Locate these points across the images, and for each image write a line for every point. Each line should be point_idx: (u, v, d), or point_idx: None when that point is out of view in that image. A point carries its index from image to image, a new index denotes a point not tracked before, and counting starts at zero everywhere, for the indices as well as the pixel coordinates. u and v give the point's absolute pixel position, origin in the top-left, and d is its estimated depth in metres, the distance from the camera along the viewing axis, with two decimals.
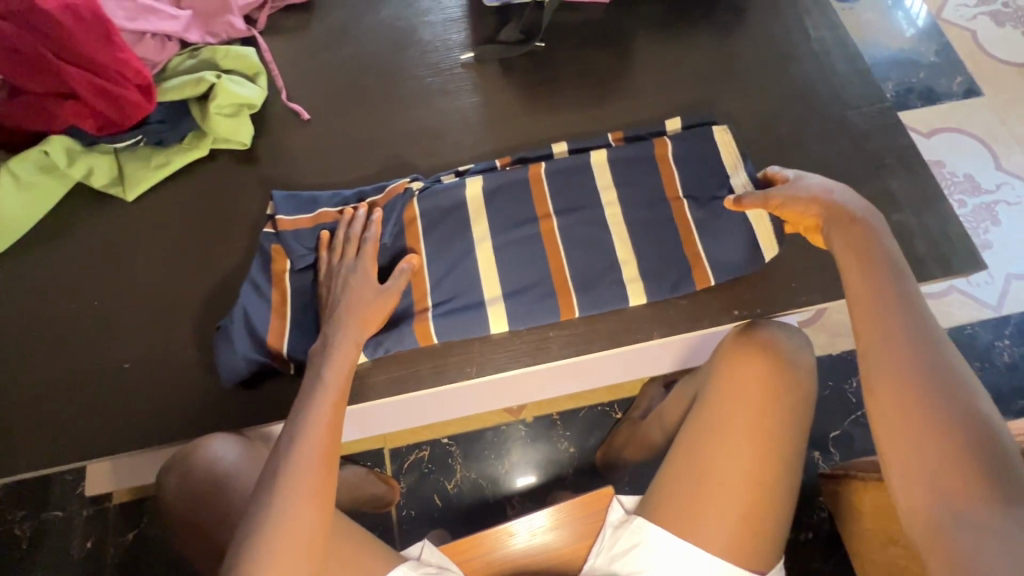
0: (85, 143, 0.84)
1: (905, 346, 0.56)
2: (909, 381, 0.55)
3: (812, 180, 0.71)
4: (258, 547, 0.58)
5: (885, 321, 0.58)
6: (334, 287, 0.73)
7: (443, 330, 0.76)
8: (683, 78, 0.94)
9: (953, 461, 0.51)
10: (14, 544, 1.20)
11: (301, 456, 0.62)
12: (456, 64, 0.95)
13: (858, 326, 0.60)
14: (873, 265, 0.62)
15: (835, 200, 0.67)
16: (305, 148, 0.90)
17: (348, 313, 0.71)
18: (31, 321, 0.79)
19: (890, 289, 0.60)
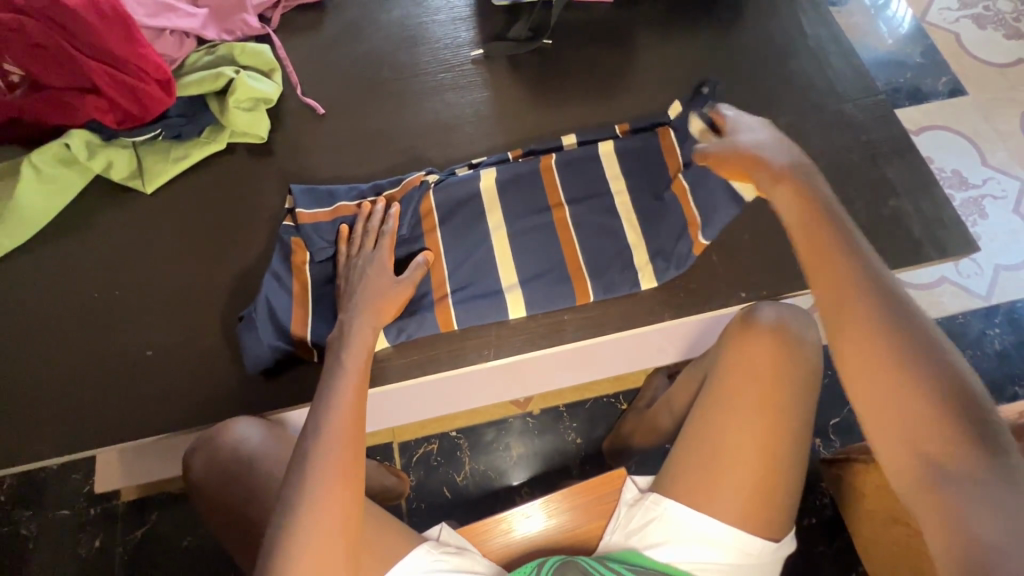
0: (105, 137, 0.85)
1: (869, 310, 0.55)
2: (879, 345, 0.54)
3: (747, 134, 0.71)
4: (297, 521, 0.58)
5: (844, 288, 0.57)
6: (352, 277, 0.75)
7: (463, 317, 0.78)
8: (686, 74, 0.98)
9: (932, 419, 0.50)
10: (20, 544, 1.19)
11: (328, 434, 0.62)
12: (466, 61, 0.98)
13: (821, 296, 0.58)
14: (822, 226, 0.60)
15: (774, 153, 0.68)
16: (321, 142, 0.92)
17: (368, 301, 0.73)
18: (53, 311, 0.80)
19: (846, 251, 0.58)
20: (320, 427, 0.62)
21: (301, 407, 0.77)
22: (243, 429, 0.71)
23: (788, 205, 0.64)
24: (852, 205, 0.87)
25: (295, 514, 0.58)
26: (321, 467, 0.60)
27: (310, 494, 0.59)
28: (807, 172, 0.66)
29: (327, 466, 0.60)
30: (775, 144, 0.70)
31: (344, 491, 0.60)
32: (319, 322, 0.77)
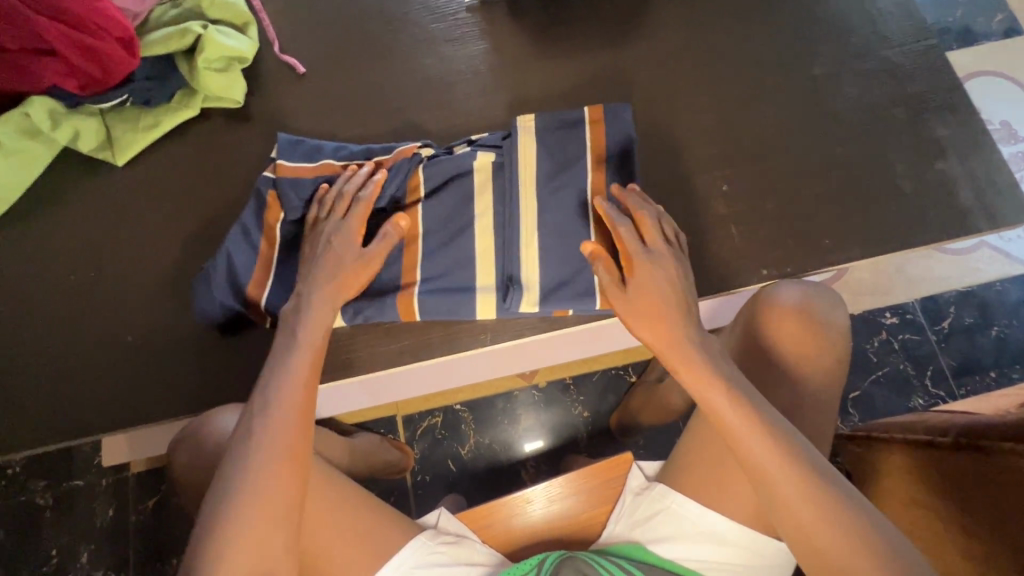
0: (69, 105, 0.79)
1: (778, 452, 0.57)
2: (793, 477, 0.57)
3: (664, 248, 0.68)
4: (239, 511, 0.56)
5: (750, 433, 0.59)
6: (316, 245, 0.69)
7: (427, 307, 0.71)
8: (709, 18, 0.86)
9: (841, 535, 0.55)
10: (38, 513, 1.22)
11: (281, 420, 0.59)
12: (460, 8, 0.88)
13: (726, 428, 0.60)
14: (687, 355, 0.64)
15: (665, 271, 0.67)
16: (304, 105, 0.84)
17: (326, 273, 0.66)
18: (27, 293, 0.76)
19: (729, 392, 0.61)
20: (266, 407, 0.60)
21: None
22: (225, 420, 0.68)
23: (665, 331, 0.65)
24: (893, 168, 0.78)
25: (233, 507, 0.56)
26: (268, 447, 0.58)
27: (251, 477, 0.57)
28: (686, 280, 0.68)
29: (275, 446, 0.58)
30: (678, 275, 0.67)
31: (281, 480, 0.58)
32: None
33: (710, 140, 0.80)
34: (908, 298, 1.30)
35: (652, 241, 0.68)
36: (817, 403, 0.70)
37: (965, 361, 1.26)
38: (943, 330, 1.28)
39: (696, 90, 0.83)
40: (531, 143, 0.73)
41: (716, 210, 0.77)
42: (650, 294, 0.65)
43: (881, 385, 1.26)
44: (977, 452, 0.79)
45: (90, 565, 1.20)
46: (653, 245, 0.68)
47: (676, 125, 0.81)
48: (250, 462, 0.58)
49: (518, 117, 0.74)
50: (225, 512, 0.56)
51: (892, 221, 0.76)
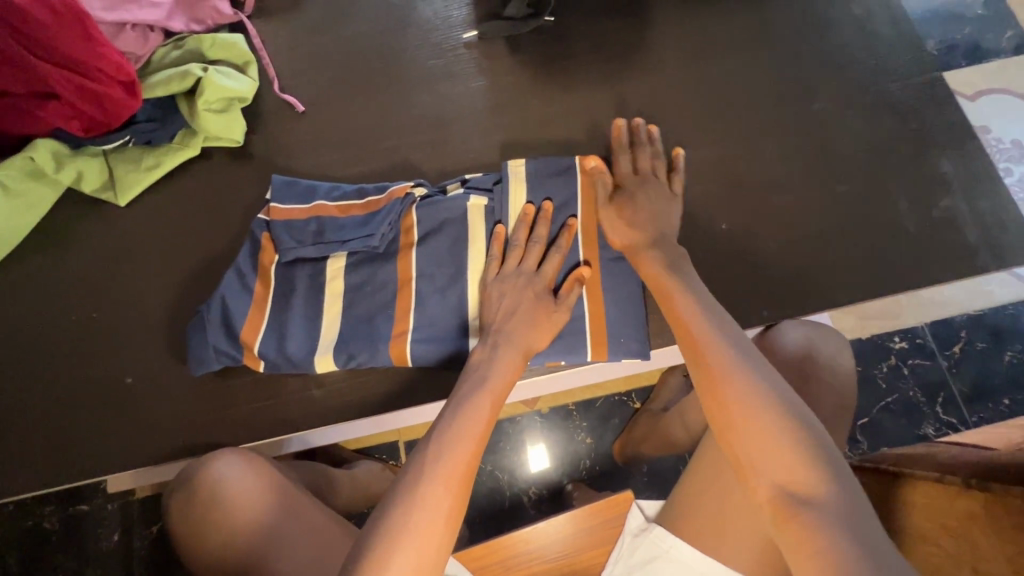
0: (73, 146, 0.80)
1: (737, 369, 0.58)
2: (746, 392, 0.57)
3: (654, 181, 0.76)
4: (393, 550, 0.53)
5: (711, 348, 0.60)
6: (511, 294, 0.69)
7: (419, 355, 0.71)
8: (708, 52, 0.86)
9: (788, 454, 0.53)
10: (44, 538, 1.24)
11: (449, 461, 0.58)
12: (458, 44, 0.88)
13: (692, 346, 0.62)
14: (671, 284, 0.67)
15: (646, 194, 0.74)
16: (302, 143, 0.84)
17: (529, 324, 0.67)
18: (22, 336, 0.76)
19: (700, 316, 0.63)
20: (444, 446, 0.59)
21: (281, 438, 0.72)
22: (224, 466, 0.66)
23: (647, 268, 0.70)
24: (896, 205, 0.76)
25: (387, 541, 0.53)
26: (434, 486, 0.56)
27: (409, 511, 0.55)
28: (664, 201, 0.75)
29: (442, 491, 0.56)
30: (659, 198, 0.75)
31: (448, 528, 0.55)
32: (297, 349, 0.71)
33: (709, 176, 0.79)
34: (917, 322, 1.27)
35: (643, 173, 0.76)
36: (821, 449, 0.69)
37: (976, 388, 1.23)
38: (954, 355, 1.25)
39: (694, 125, 0.82)
40: (523, 187, 0.74)
41: (715, 249, 0.76)
42: (628, 211, 0.73)
43: (890, 412, 1.23)
44: (987, 493, 0.76)
45: None
46: (645, 173, 0.76)
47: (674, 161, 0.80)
48: (416, 495, 0.56)
49: (507, 162, 0.76)
50: (376, 552, 0.53)
51: (896, 259, 0.75)
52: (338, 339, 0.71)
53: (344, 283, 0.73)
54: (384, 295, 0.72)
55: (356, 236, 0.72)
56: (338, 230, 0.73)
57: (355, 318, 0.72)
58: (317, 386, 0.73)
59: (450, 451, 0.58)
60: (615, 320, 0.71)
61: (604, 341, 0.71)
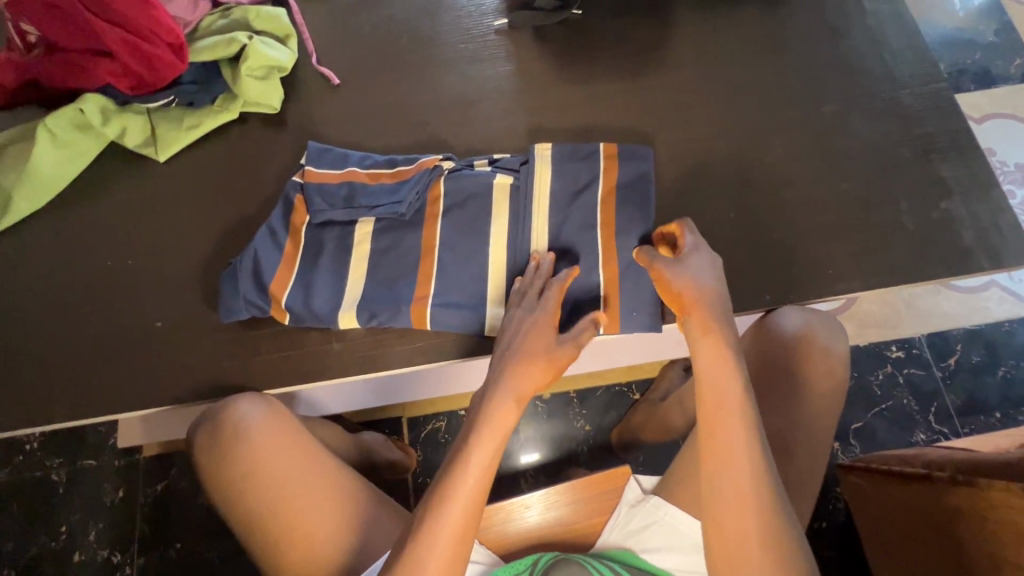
0: (119, 103, 0.85)
1: (752, 496, 0.59)
2: (752, 518, 0.59)
3: (696, 263, 0.68)
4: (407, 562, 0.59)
5: (736, 466, 0.60)
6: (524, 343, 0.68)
7: (437, 319, 0.74)
8: (726, 53, 0.90)
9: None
10: (52, 488, 1.28)
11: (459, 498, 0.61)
12: (489, 31, 0.93)
13: (716, 450, 0.61)
14: (725, 378, 0.63)
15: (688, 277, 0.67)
16: (335, 115, 0.88)
17: (537, 361, 0.66)
18: (58, 278, 0.80)
19: (741, 428, 0.61)
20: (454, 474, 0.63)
21: (299, 386, 0.76)
22: (244, 406, 0.69)
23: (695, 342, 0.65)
24: (898, 204, 0.80)
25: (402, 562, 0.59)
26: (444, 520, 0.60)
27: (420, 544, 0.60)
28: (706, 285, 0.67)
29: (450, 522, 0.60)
30: (700, 282, 0.67)
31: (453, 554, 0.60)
32: (322, 303, 0.74)
33: (721, 168, 0.83)
34: (914, 333, 1.31)
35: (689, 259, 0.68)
36: (814, 426, 0.72)
37: (969, 400, 1.26)
38: (949, 367, 1.28)
39: (709, 120, 0.86)
40: (547, 170, 0.78)
41: (724, 235, 0.80)
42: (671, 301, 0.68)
43: (883, 418, 1.26)
44: (974, 489, 0.79)
45: (97, 543, 1.25)
46: (689, 261, 0.68)
47: (688, 152, 0.84)
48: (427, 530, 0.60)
49: (534, 146, 0.79)
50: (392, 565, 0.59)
51: (896, 255, 0.78)
52: (361, 297, 0.75)
53: (370, 246, 0.76)
54: (407, 259, 0.76)
55: (385, 203, 0.76)
56: (368, 196, 0.76)
57: (378, 279, 0.75)
58: (337, 341, 0.76)
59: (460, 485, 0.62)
60: (628, 289, 0.74)
61: (616, 309, 0.73)
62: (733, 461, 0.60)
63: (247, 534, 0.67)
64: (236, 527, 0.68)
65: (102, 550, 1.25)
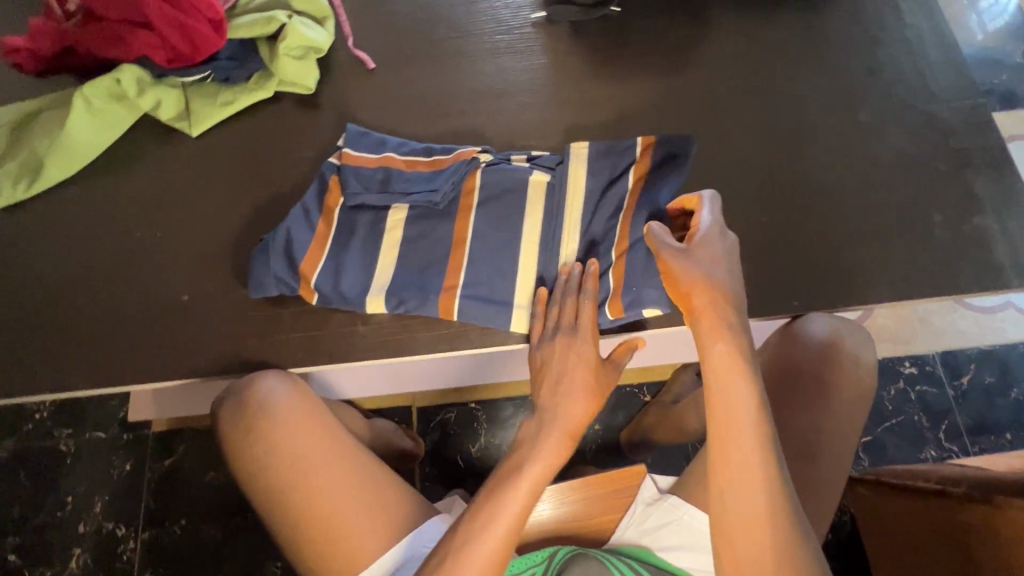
0: (154, 75, 0.84)
1: (761, 505, 0.59)
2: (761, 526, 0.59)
3: (705, 253, 0.67)
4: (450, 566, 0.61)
5: (746, 475, 0.60)
6: (567, 382, 0.70)
7: (465, 310, 0.74)
8: (762, 58, 0.90)
9: None
10: (60, 458, 1.28)
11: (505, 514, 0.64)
12: (526, 23, 0.93)
13: (723, 458, 0.61)
14: (736, 386, 0.63)
15: (698, 273, 0.66)
16: (369, 99, 0.88)
17: (584, 393, 0.70)
18: (86, 246, 0.80)
19: (751, 438, 0.61)
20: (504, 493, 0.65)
21: (325, 367, 0.76)
22: (269, 382, 0.68)
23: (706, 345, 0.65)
24: (930, 217, 0.80)
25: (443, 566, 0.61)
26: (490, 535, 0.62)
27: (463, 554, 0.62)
28: (715, 278, 0.66)
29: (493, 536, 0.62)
30: (709, 276, 0.66)
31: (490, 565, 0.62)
32: (351, 286, 0.75)
33: (754, 172, 0.83)
34: (928, 350, 1.30)
35: (697, 248, 0.67)
36: (839, 431, 0.72)
37: (980, 420, 1.26)
38: (961, 386, 1.28)
39: (743, 123, 0.86)
40: (583, 167, 0.76)
41: (754, 239, 0.79)
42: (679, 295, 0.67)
43: (893, 433, 1.26)
44: (988, 506, 0.79)
45: (103, 515, 1.25)
46: (696, 251, 0.67)
47: (720, 155, 0.84)
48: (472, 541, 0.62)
49: (571, 144, 0.78)
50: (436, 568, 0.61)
51: (925, 268, 0.78)
52: (391, 282, 0.75)
53: (402, 233, 0.76)
54: (439, 247, 0.76)
55: (420, 190, 0.76)
56: (403, 182, 0.76)
57: (408, 266, 0.75)
58: (362, 324, 0.76)
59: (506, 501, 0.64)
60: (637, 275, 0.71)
61: (619, 294, 0.71)
62: (745, 474, 0.60)
63: (269, 511, 0.67)
64: (259, 504, 0.67)
65: (107, 522, 1.25)
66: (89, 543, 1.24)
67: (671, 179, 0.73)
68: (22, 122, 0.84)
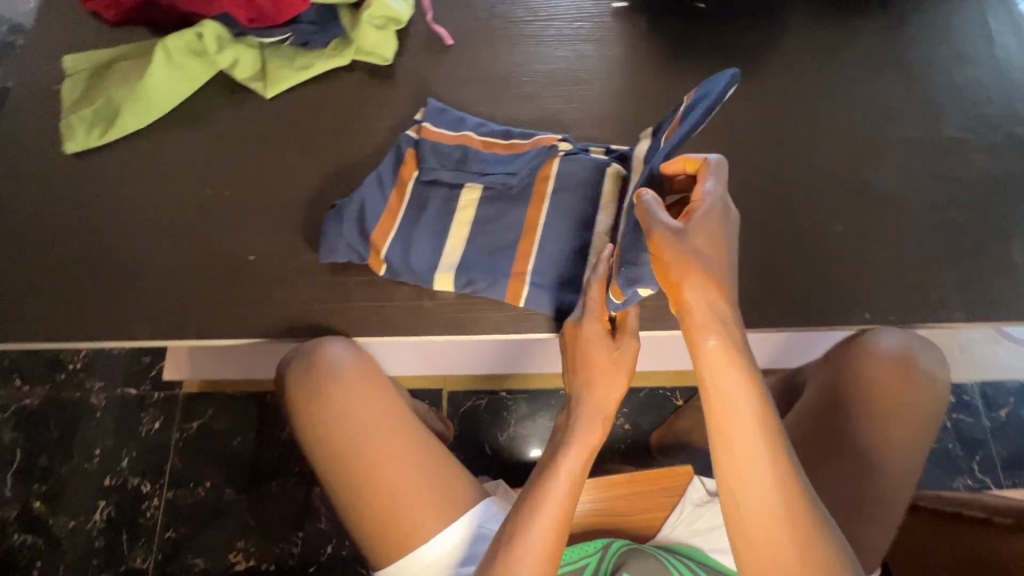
0: (234, 33, 0.84)
1: (779, 508, 0.53)
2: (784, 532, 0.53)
3: (696, 231, 0.56)
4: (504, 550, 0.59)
5: (758, 478, 0.53)
6: (593, 364, 0.68)
7: (533, 297, 0.74)
8: (843, 66, 0.89)
9: None
10: (90, 411, 1.29)
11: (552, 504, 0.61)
12: (606, 11, 0.92)
13: (728, 461, 0.54)
14: (734, 383, 0.54)
15: (692, 254, 0.55)
16: (445, 74, 0.87)
17: (603, 373, 0.68)
18: (154, 199, 0.80)
19: (756, 437, 0.54)
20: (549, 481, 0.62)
21: (388, 339, 0.75)
22: (334, 349, 0.71)
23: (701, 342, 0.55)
24: (1008, 240, 0.79)
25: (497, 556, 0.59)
26: (539, 531, 0.59)
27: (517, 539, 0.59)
28: (711, 262, 0.55)
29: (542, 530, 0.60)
30: (704, 258, 0.55)
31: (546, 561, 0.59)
32: (420, 261, 0.74)
33: (830, 181, 0.82)
34: (968, 380, 1.28)
35: (692, 225, 0.56)
36: (907, 446, 0.71)
37: (1016, 454, 1.24)
38: (998, 419, 1.26)
39: (821, 131, 0.85)
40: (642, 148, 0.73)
41: (826, 248, 0.78)
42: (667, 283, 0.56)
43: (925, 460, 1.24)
44: None
45: (129, 471, 1.26)
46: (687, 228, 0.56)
47: (796, 161, 0.83)
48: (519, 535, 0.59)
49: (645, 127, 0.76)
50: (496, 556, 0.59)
51: (1001, 291, 0.76)
52: (460, 260, 0.74)
53: (475, 214, 0.76)
54: (511, 229, 0.75)
55: (498, 172, 0.75)
56: (480, 162, 0.76)
57: (479, 245, 0.75)
58: (428, 299, 0.76)
59: (553, 490, 0.62)
60: (629, 248, 0.62)
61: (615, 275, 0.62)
62: (752, 472, 0.53)
63: (332, 478, 0.69)
64: (323, 471, 0.70)
65: (132, 478, 1.25)
66: (113, 496, 1.24)
67: (675, 135, 0.62)
68: (99, 70, 0.84)
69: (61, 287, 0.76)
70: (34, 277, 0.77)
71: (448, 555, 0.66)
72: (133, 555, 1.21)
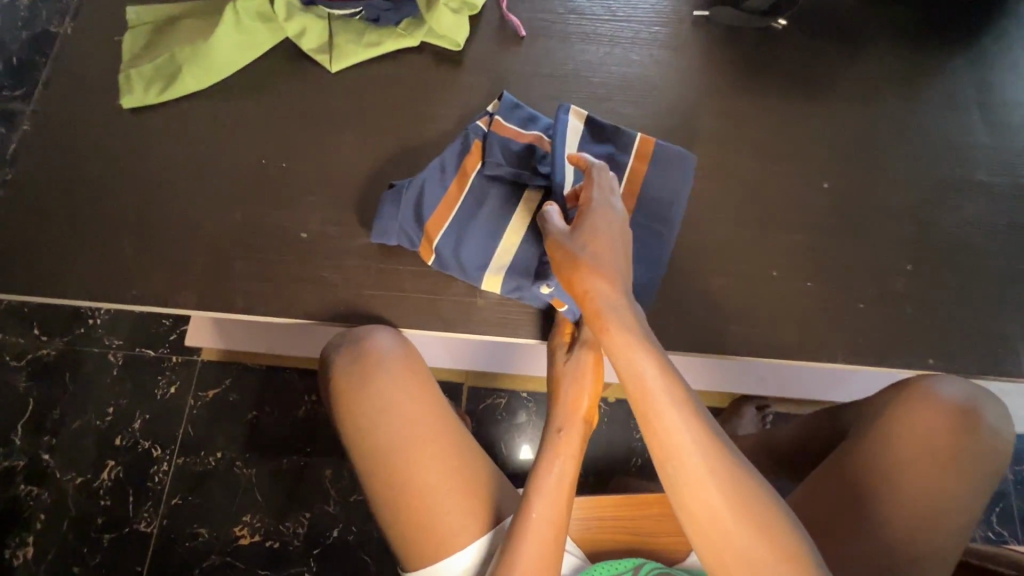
0: (303, 2, 0.81)
1: (715, 475, 0.55)
2: (724, 498, 0.54)
3: (582, 226, 0.63)
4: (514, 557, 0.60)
5: (688, 450, 0.55)
6: (562, 378, 0.68)
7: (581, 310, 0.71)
8: (924, 99, 0.86)
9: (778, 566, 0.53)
10: (107, 368, 1.27)
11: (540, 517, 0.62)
12: (685, 19, 0.89)
13: (659, 440, 0.56)
14: (643, 362, 0.58)
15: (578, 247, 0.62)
16: (514, 66, 0.85)
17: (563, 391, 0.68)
18: (208, 163, 0.78)
19: (676, 406, 0.57)
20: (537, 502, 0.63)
21: (436, 334, 0.73)
22: (379, 338, 0.71)
23: (609, 329, 0.60)
24: None
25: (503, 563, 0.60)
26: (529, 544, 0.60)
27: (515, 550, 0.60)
28: (604, 254, 0.62)
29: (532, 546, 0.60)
30: (594, 249, 0.62)
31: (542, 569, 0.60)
32: (471, 256, 0.72)
33: (901, 217, 0.79)
34: None
35: (580, 223, 0.64)
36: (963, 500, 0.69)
37: None
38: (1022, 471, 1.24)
39: (896, 164, 0.82)
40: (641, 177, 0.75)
41: (892, 287, 0.76)
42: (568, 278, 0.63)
43: None
44: None
45: (140, 433, 1.24)
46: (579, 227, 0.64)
47: (867, 192, 0.80)
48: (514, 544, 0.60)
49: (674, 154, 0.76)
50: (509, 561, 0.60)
51: None
52: (512, 262, 0.71)
53: (535, 215, 0.72)
54: None
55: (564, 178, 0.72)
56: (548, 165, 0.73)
57: (534, 247, 0.72)
58: (480, 297, 0.73)
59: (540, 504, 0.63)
60: None
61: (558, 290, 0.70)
62: (676, 443, 0.56)
63: (372, 470, 0.68)
64: (364, 463, 0.69)
65: (143, 440, 1.24)
66: (122, 456, 1.23)
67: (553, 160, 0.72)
68: (163, 25, 0.82)
69: (105, 244, 0.74)
70: (80, 231, 0.75)
71: (469, 574, 0.64)
72: (137, 518, 1.20)
